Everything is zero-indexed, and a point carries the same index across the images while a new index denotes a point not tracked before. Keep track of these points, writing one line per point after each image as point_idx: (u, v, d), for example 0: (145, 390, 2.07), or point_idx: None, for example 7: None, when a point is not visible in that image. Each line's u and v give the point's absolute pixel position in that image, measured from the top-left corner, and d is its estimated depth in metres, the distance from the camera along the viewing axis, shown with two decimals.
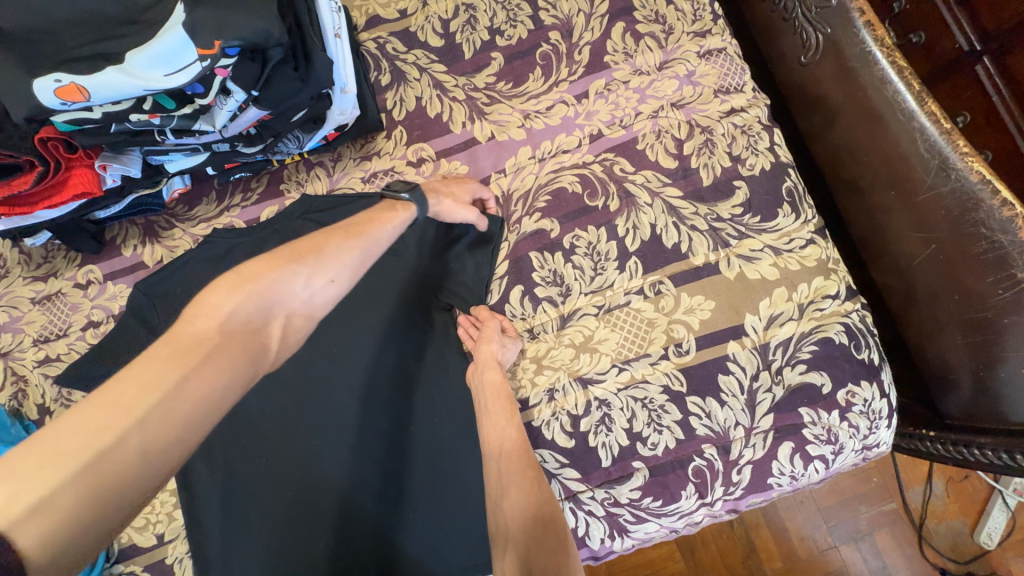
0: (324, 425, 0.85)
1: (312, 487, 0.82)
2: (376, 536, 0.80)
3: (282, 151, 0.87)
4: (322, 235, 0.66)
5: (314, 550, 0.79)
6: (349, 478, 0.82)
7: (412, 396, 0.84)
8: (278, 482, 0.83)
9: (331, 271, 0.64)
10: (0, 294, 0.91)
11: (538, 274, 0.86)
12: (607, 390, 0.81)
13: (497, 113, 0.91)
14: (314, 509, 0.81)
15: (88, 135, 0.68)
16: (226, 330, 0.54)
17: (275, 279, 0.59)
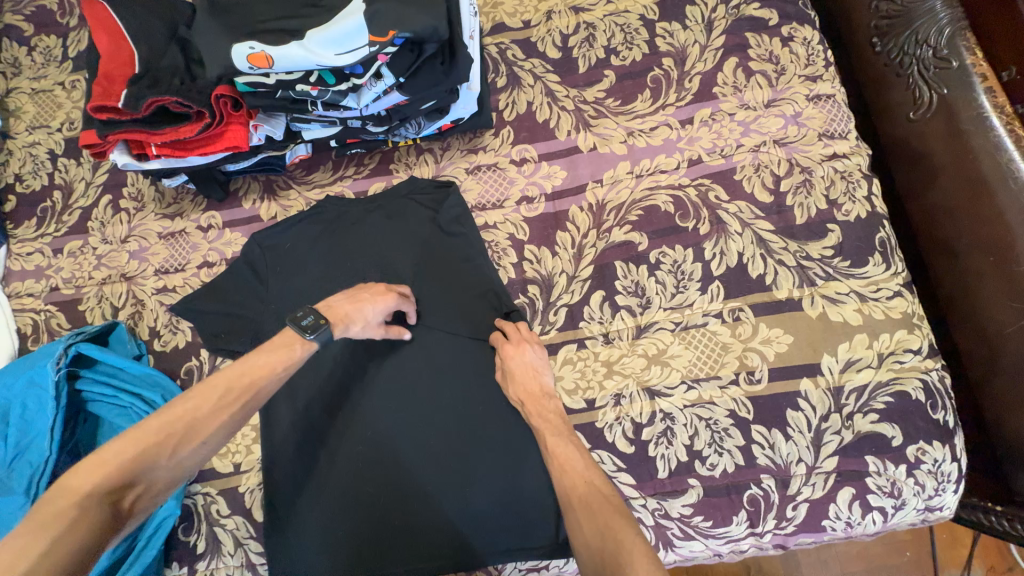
0: (395, 397, 0.89)
1: (379, 456, 0.86)
2: (432, 506, 0.84)
3: (400, 134, 0.95)
4: (196, 398, 0.64)
5: (376, 509, 0.84)
6: (416, 452, 0.86)
7: (480, 385, 0.87)
8: (349, 446, 0.87)
9: (206, 434, 0.63)
10: (134, 224, 1.02)
11: (620, 282, 0.89)
12: (673, 404, 0.84)
13: (602, 127, 0.96)
14: (382, 477, 0.86)
15: (256, 98, 0.77)
16: (91, 501, 0.54)
17: (140, 454, 0.58)
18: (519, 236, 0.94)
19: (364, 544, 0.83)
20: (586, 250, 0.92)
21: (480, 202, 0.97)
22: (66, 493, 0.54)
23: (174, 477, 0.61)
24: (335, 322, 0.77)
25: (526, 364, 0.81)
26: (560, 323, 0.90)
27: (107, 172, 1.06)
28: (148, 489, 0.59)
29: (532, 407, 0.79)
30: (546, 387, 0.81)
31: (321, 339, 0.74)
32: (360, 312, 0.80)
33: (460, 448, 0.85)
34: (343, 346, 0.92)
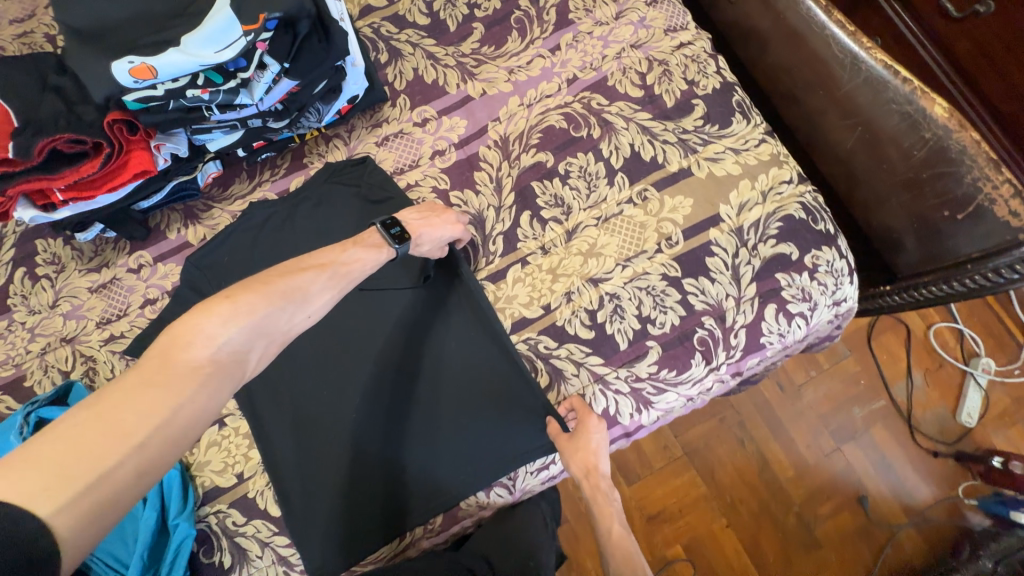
0: (407, 406, 0.92)
1: (390, 456, 0.90)
2: (432, 458, 0.90)
3: (304, 126, 1.00)
4: (311, 274, 0.73)
5: (381, 478, 0.90)
6: (430, 457, 0.90)
7: (495, 382, 0.91)
8: (361, 446, 0.91)
9: (311, 307, 0.71)
10: (59, 287, 1.00)
11: (542, 199, 1.00)
12: (615, 285, 0.95)
13: (485, 73, 1.05)
14: (390, 487, 0.90)
15: (151, 114, 0.80)
16: (218, 360, 0.60)
17: (264, 316, 0.65)
18: (442, 186, 1.02)
19: (378, 511, 0.89)
20: (504, 181, 1.01)
21: (398, 167, 1.04)
22: (203, 342, 0.60)
23: (282, 341, 0.68)
24: (413, 237, 0.87)
25: (593, 444, 0.88)
26: (501, 250, 0.99)
27: (13, 246, 1.03)
28: (266, 351, 0.66)
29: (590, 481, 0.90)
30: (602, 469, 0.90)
31: (404, 250, 0.84)
32: (430, 231, 0.89)
33: (468, 447, 0.90)
34: (356, 361, 0.95)
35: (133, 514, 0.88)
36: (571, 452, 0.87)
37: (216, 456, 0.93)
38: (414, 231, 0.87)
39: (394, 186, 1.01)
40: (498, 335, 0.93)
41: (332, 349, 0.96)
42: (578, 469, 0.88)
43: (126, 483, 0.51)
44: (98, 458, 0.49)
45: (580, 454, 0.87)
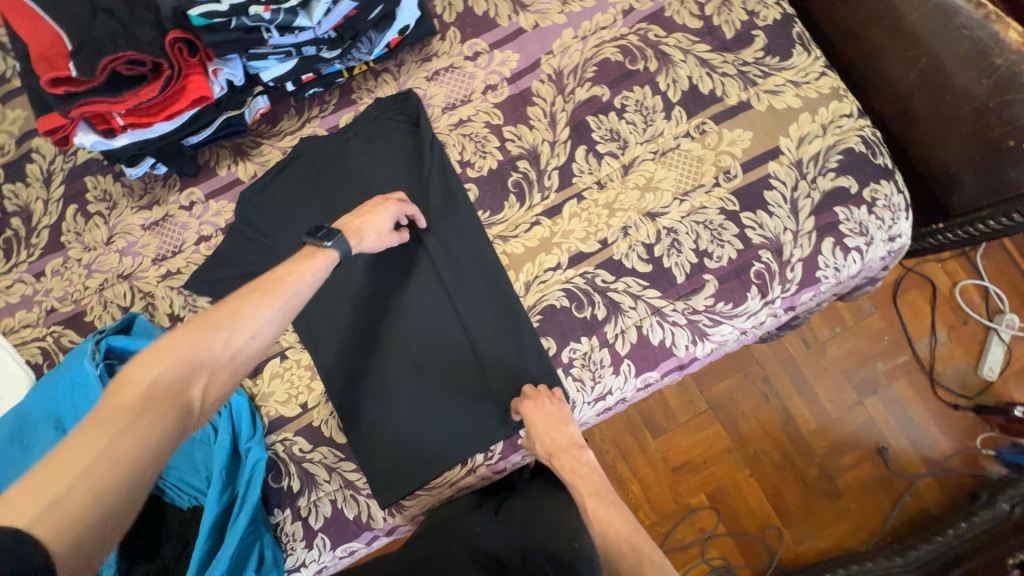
0: (404, 360, 0.93)
1: (387, 409, 0.92)
2: (432, 408, 0.92)
3: (355, 59, 0.98)
4: (238, 299, 0.67)
5: (384, 426, 0.92)
6: (424, 411, 0.92)
7: (486, 338, 0.93)
8: (370, 392, 0.93)
9: (251, 327, 0.66)
10: (113, 223, 1.01)
11: (597, 133, 0.98)
12: (673, 219, 0.95)
13: (537, 4, 1.02)
14: (388, 439, 0.92)
15: (213, 33, 0.79)
16: (154, 392, 0.57)
17: (197, 342, 0.61)
18: (495, 121, 1.01)
19: (379, 456, 0.91)
20: (558, 116, 1.00)
21: (449, 102, 1.02)
22: (135, 381, 0.57)
23: (227, 369, 0.63)
24: (348, 234, 0.81)
25: (548, 418, 0.86)
26: (556, 186, 0.98)
27: (63, 183, 1.03)
28: (211, 384, 0.62)
29: (563, 459, 0.87)
30: (573, 439, 0.87)
31: (340, 248, 0.77)
32: (367, 222, 0.84)
33: (464, 399, 0.92)
34: (360, 313, 0.95)
35: (204, 440, 0.90)
36: (529, 436, 0.89)
37: (280, 387, 0.95)
38: (347, 230, 0.82)
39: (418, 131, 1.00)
40: (493, 291, 0.94)
41: (328, 304, 0.95)
42: (544, 451, 0.87)
43: (85, 504, 0.48)
44: (42, 497, 0.47)
45: (538, 433, 0.86)
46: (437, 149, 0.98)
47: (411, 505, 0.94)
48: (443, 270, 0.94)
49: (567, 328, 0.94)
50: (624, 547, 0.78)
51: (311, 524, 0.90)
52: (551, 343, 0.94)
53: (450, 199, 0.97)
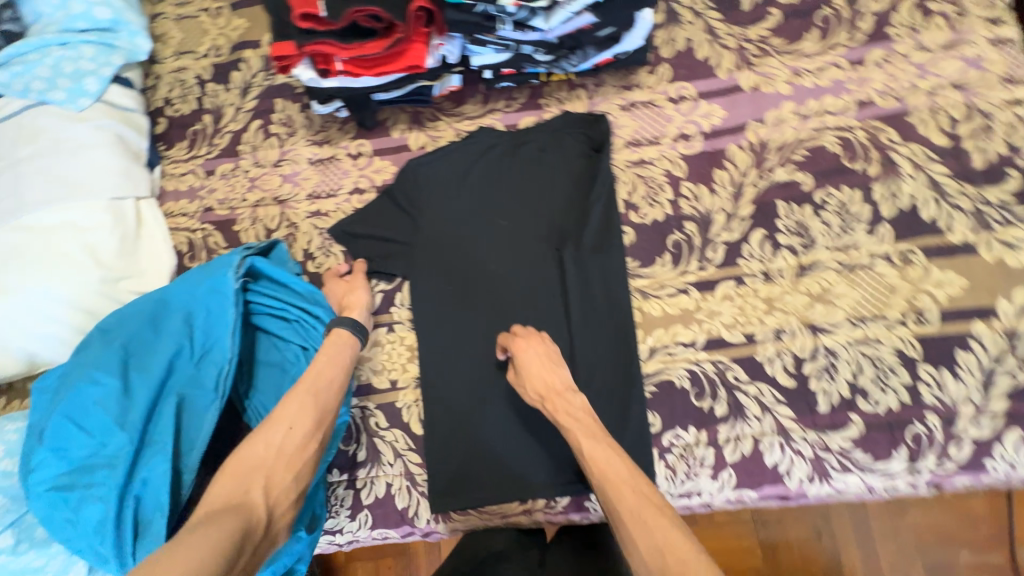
0: (504, 374, 0.90)
1: (470, 414, 0.90)
2: (515, 435, 0.88)
3: (560, 69, 0.95)
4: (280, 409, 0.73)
5: (461, 432, 0.89)
6: (505, 432, 0.88)
7: (591, 384, 0.87)
8: (460, 394, 0.90)
9: (287, 420, 0.71)
10: (286, 149, 1.06)
11: (783, 222, 0.89)
12: (838, 342, 0.84)
13: (766, 66, 0.95)
14: (464, 445, 0.89)
15: (457, 12, 0.79)
16: (217, 507, 0.62)
17: (250, 455, 0.68)
18: (676, 173, 0.95)
19: (446, 460, 0.89)
20: (746, 189, 0.92)
21: (636, 137, 0.97)
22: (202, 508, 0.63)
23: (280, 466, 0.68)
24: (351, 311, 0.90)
25: (537, 357, 0.80)
26: (718, 260, 0.90)
27: (256, 98, 1.10)
28: (269, 481, 0.67)
29: (556, 403, 0.77)
30: (566, 383, 0.79)
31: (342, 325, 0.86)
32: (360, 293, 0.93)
33: (549, 436, 0.88)
34: (476, 314, 0.93)
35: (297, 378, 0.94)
36: (519, 379, 0.81)
37: (378, 356, 0.95)
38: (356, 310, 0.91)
39: (596, 156, 0.96)
40: (616, 339, 0.89)
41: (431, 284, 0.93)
42: (533, 393, 0.79)
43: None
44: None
45: (523, 365, 0.80)
46: (605, 182, 0.93)
47: (458, 519, 0.90)
48: (572, 300, 0.89)
49: (679, 411, 0.86)
50: (623, 492, 0.63)
51: (362, 498, 0.91)
52: (657, 419, 0.86)
53: (604, 236, 0.92)
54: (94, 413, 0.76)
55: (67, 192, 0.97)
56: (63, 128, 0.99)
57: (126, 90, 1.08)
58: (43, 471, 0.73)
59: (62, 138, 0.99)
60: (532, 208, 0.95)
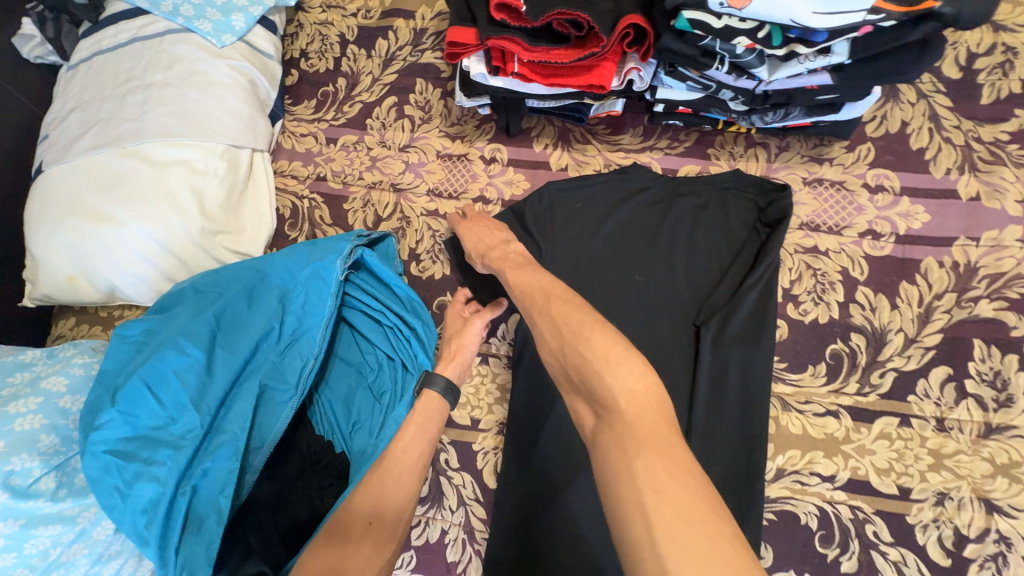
0: None
1: (554, 486, 0.78)
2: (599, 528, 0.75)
3: (746, 122, 0.83)
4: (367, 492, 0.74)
5: (536, 504, 0.78)
6: (588, 523, 0.75)
7: None
8: (546, 461, 0.79)
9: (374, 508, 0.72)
10: (417, 135, 0.98)
11: (975, 365, 0.75)
12: (1015, 529, 0.70)
13: (995, 176, 0.80)
14: (537, 519, 0.77)
15: (676, 40, 0.66)
16: None
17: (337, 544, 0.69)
18: (853, 274, 0.81)
19: (512, 529, 0.78)
20: (936, 314, 0.78)
21: (814, 220, 0.84)
22: None
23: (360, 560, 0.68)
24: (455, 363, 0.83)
25: (478, 225, 0.82)
26: (884, 389, 0.76)
27: (397, 72, 1.01)
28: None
29: (494, 255, 0.77)
30: (505, 238, 0.80)
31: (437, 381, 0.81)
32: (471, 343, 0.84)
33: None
34: None
35: (372, 387, 0.86)
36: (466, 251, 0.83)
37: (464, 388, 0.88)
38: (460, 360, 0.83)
39: (761, 229, 0.82)
40: (743, 450, 0.74)
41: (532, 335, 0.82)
42: (469, 249, 0.81)
43: None
44: None
45: (466, 234, 0.83)
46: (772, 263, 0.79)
47: None
48: (702, 390, 0.76)
49: (796, 552, 0.72)
50: (536, 298, 0.66)
51: (411, 537, 0.82)
52: (769, 555, 0.73)
53: (754, 325, 0.79)
54: (172, 385, 0.70)
55: (187, 126, 0.90)
56: (200, 61, 0.93)
57: (268, 34, 1.01)
58: (103, 432, 0.65)
59: (197, 71, 0.93)
60: (674, 270, 0.83)
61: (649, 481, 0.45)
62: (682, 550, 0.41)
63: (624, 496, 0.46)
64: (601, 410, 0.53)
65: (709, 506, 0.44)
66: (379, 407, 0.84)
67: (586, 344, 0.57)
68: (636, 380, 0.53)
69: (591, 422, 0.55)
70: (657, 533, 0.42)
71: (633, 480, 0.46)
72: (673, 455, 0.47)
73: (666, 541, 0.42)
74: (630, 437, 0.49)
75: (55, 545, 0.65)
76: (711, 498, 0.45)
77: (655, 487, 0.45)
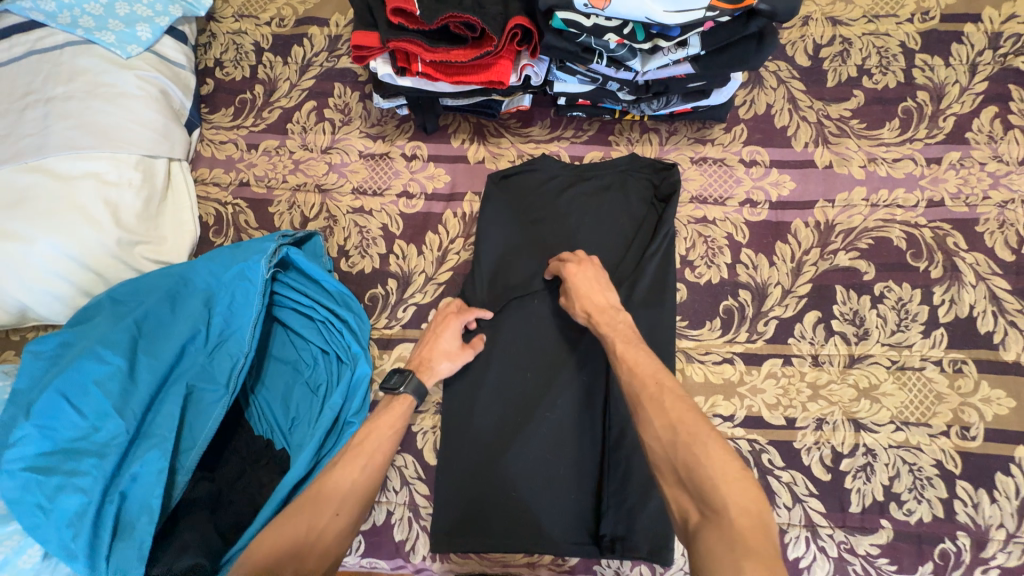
0: (529, 416, 0.84)
1: (491, 452, 0.84)
2: (532, 485, 0.82)
3: (637, 110, 0.93)
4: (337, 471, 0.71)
5: (474, 472, 0.83)
6: (521, 482, 0.82)
7: (623, 447, 0.81)
8: (482, 432, 0.85)
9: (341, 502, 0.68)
10: (338, 136, 1.01)
11: (839, 307, 0.88)
12: (878, 441, 0.82)
13: (842, 146, 0.94)
14: (478, 485, 0.83)
15: (558, 38, 0.75)
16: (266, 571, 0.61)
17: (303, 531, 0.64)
18: (737, 238, 0.92)
19: (453, 499, 0.83)
20: (806, 267, 0.90)
21: (702, 194, 0.95)
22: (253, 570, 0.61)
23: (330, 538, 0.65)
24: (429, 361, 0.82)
25: (591, 279, 0.80)
26: (768, 335, 0.88)
27: (314, 78, 1.04)
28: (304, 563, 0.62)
29: (603, 318, 0.77)
30: (612, 303, 0.79)
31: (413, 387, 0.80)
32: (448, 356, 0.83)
33: (567, 491, 0.82)
34: (513, 346, 0.87)
35: (309, 382, 0.88)
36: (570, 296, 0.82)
37: None
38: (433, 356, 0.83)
39: (659, 204, 0.92)
40: None
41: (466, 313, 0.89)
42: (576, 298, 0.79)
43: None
44: None
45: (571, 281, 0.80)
46: (667, 234, 0.88)
47: (456, 560, 0.84)
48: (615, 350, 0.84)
49: None
50: (647, 385, 0.66)
51: None
52: None
53: (659, 289, 0.88)
54: (92, 394, 0.70)
55: (95, 138, 0.89)
56: (104, 72, 0.92)
57: (178, 44, 1.01)
58: (19, 448, 0.65)
59: (102, 83, 0.92)
60: (587, 247, 0.91)
61: None
62: None
63: None
64: (707, 511, 0.54)
65: None
66: (316, 400, 0.85)
67: (703, 447, 0.57)
68: (749, 500, 0.54)
69: (693, 520, 0.55)
70: None
71: None
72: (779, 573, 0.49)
73: None
74: (740, 544, 0.50)
75: None
76: None
77: None
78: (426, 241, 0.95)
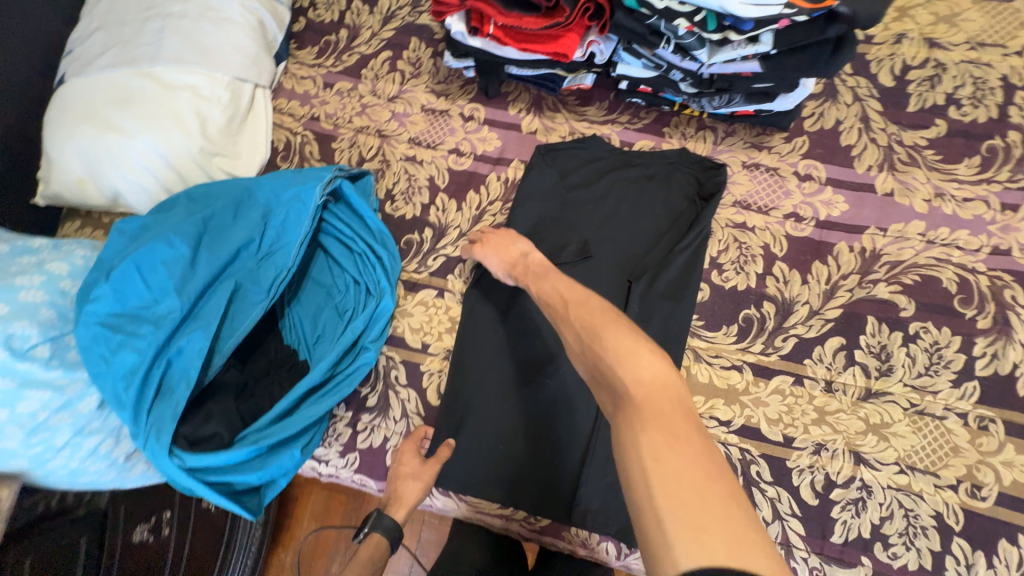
0: (529, 380, 0.88)
1: (487, 404, 0.88)
2: (518, 443, 0.86)
3: (697, 105, 0.92)
4: None
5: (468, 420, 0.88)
6: (509, 438, 0.87)
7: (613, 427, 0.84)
8: (482, 384, 0.89)
9: None
10: (405, 87, 1.07)
11: (866, 338, 0.85)
12: (876, 479, 0.80)
13: (909, 175, 0.89)
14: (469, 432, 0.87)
15: (628, 16, 0.76)
16: None
17: None
18: (773, 249, 0.90)
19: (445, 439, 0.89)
20: (840, 291, 0.87)
21: (746, 200, 0.93)
22: None
23: None
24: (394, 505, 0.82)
25: (499, 241, 0.86)
26: (784, 351, 0.86)
27: (394, 30, 1.11)
28: None
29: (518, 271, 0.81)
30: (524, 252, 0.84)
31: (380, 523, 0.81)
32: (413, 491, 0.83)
33: (552, 456, 0.86)
34: (527, 311, 0.91)
35: (338, 306, 0.96)
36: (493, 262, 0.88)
37: (420, 315, 0.96)
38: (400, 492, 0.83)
39: (698, 202, 0.92)
40: None
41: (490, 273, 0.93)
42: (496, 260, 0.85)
43: None
44: None
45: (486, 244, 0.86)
46: (700, 231, 0.88)
47: (438, 496, 0.90)
48: None
49: None
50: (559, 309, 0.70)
51: (357, 440, 0.91)
52: None
53: (681, 283, 0.88)
54: (159, 271, 0.81)
55: (198, 55, 0.99)
56: None
57: None
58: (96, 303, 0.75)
59: (212, 7, 1.02)
60: (618, 230, 0.92)
61: (649, 449, 0.47)
62: (677, 508, 0.43)
63: (628, 465, 0.48)
64: (618, 398, 0.55)
65: (699, 472, 0.46)
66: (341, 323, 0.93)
67: (601, 340, 0.60)
68: (645, 368, 0.55)
69: (610, 410, 0.57)
70: (654, 491, 0.45)
71: (636, 450, 0.48)
72: (672, 427, 0.49)
73: (664, 505, 0.44)
74: (637, 409, 0.52)
75: (44, 409, 0.67)
76: (710, 466, 0.47)
77: (656, 455, 0.47)
78: (466, 198, 1.00)
